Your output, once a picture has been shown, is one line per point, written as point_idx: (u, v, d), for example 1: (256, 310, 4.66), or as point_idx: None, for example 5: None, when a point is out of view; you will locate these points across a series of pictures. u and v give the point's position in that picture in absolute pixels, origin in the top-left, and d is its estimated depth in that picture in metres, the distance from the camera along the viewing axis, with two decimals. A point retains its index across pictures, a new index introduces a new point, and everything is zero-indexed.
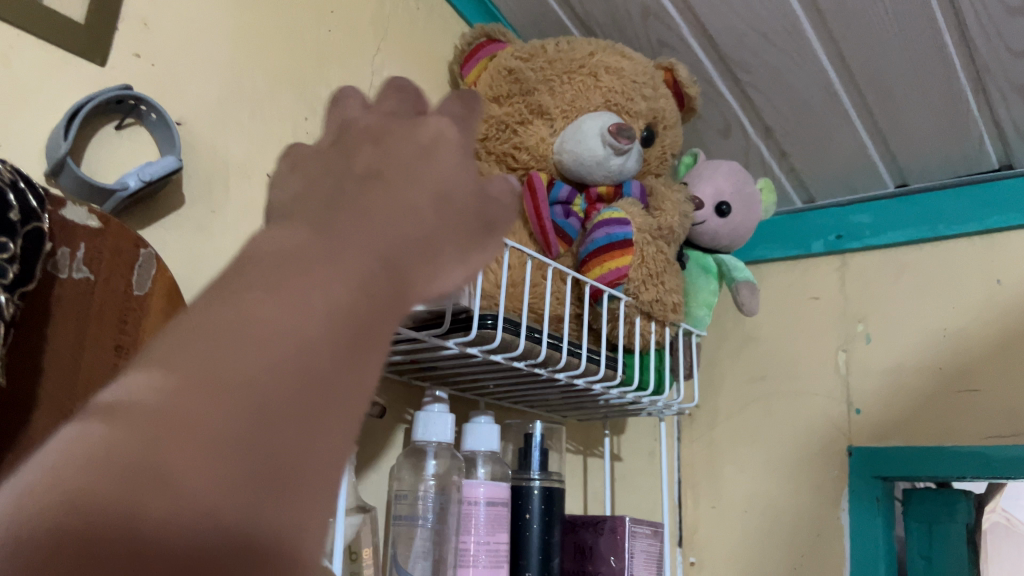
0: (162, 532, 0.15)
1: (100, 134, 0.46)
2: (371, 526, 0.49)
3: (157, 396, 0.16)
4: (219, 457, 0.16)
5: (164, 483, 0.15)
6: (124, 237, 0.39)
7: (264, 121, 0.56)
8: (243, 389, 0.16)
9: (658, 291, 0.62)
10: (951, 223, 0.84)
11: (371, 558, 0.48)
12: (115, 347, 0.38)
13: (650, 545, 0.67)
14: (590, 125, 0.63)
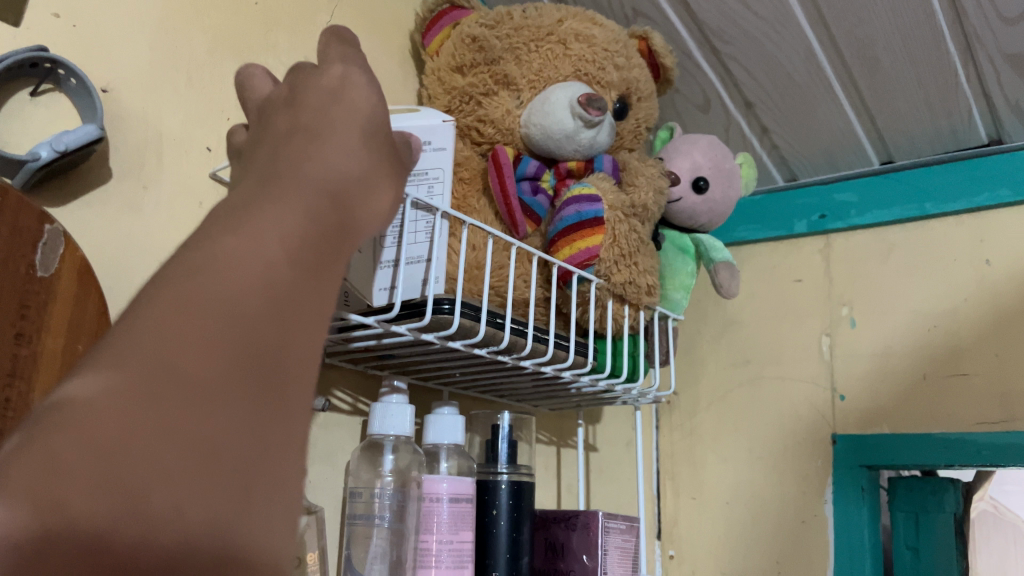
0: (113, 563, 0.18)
1: (11, 102, 0.42)
2: (315, 529, 0.45)
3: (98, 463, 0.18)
4: (178, 485, 0.19)
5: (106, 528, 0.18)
6: (26, 211, 0.35)
7: (204, 90, 0.52)
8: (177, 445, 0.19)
9: (632, 272, 0.59)
10: (939, 201, 0.80)
11: (318, 564, 0.44)
12: (15, 336, 0.34)
13: (625, 540, 0.64)
14: (559, 96, 0.59)
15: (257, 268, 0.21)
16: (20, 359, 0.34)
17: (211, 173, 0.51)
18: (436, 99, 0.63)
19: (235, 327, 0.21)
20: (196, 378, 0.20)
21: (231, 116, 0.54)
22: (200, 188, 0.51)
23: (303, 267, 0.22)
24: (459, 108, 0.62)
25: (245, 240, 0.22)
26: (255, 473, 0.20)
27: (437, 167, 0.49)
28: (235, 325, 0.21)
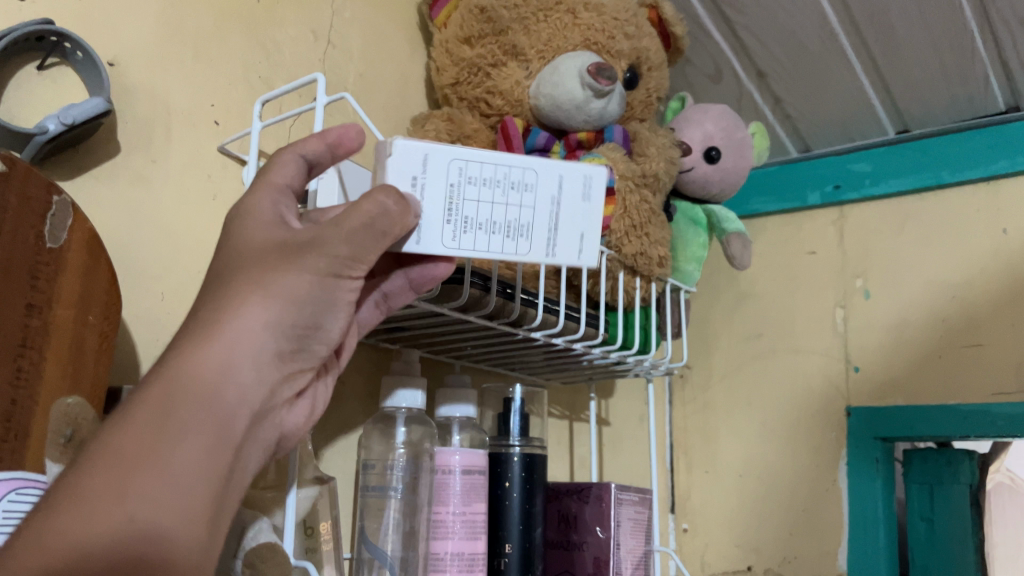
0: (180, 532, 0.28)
1: (17, 75, 0.42)
2: (329, 499, 0.45)
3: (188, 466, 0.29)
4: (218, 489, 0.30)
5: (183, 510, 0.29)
6: (33, 180, 0.35)
7: (210, 64, 0.52)
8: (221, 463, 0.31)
9: (643, 243, 0.58)
10: (956, 170, 0.79)
11: (330, 532, 0.45)
12: (26, 306, 0.34)
13: (637, 512, 0.64)
14: (569, 66, 0.58)
15: (224, 384, 0.31)
16: (31, 330, 0.34)
17: (221, 146, 0.51)
18: (444, 71, 0.62)
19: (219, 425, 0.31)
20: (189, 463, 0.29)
21: (238, 89, 0.54)
22: (208, 161, 0.51)
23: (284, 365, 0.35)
24: (468, 80, 0.61)
25: (220, 353, 0.31)
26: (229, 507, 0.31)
27: (579, 228, 0.41)
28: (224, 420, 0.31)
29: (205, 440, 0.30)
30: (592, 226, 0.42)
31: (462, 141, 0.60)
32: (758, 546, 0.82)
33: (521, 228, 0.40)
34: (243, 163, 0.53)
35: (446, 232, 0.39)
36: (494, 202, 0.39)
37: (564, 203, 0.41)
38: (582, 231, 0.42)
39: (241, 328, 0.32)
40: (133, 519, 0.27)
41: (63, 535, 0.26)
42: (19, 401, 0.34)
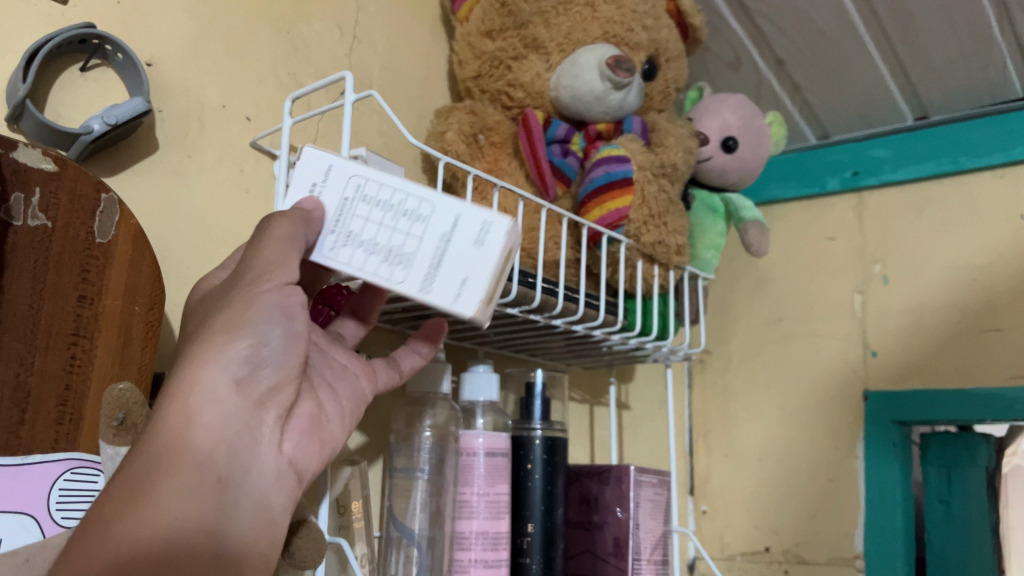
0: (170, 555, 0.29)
1: (62, 77, 0.44)
2: (360, 479, 0.48)
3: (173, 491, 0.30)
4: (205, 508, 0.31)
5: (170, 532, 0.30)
6: (82, 179, 0.37)
7: (242, 61, 0.54)
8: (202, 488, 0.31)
9: (661, 232, 0.60)
10: (975, 155, 0.79)
11: (361, 509, 0.47)
12: (78, 297, 0.37)
13: (656, 494, 0.65)
14: (588, 58, 0.60)
15: (192, 430, 0.31)
16: (83, 319, 0.37)
17: (252, 141, 0.53)
18: (466, 64, 0.64)
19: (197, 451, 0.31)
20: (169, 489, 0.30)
21: (268, 86, 0.55)
22: (241, 156, 0.53)
23: (257, 389, 0.34)
24: (489, 73, 0.62)
25: (183, 408, 0.32)
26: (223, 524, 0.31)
27: (460, 272, 0.37)
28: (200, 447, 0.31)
29: (174, 484, 0.30)
30: (480, 277, 0.37)
31: (484, 133, 0.61)
32: (777, 528, 0.84)
33: (402, 256, 0.37)
34: (274, 157, 0.55)
35: (327, 242, 0.38)
36: (381, 224, 0.38)
37: (451, 244, 0.37)
38: (466, 280, 0.37)
39: (208, 373, 0.32)
40: (122, 565, 0.28)
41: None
42: (72, 386, 0.36)
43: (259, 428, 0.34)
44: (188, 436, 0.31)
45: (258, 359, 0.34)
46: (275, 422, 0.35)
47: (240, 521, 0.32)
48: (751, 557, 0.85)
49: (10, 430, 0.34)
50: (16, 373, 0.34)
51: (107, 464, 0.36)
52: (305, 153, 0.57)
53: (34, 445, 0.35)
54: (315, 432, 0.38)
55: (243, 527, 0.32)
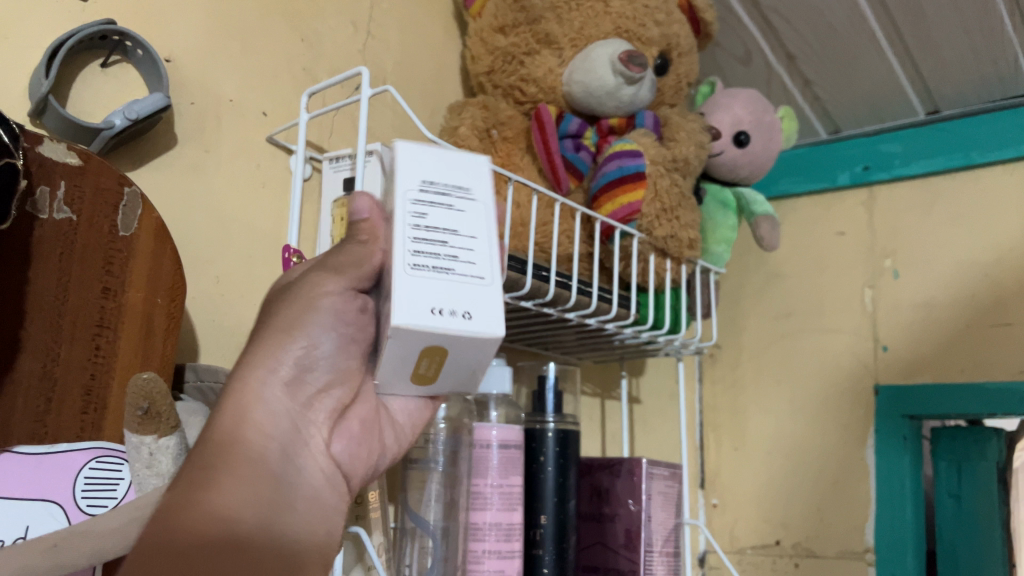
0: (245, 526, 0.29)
1: (83, 72, 0.44)
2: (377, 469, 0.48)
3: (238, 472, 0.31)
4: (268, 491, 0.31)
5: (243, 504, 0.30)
6: (106, 173, 0.38)
7: (258, 57, 0.54)
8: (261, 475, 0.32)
9: (673, 227, 0.60)
10: (985, 150, 0.79)
11: (378, 499, 0.48)
12: (102, 289, 0.37)
13: (668, 487, 0.66)
14: (600, 53, 0.60)
15: (248, 427, 0.32)
16: (106, 311, 0.37)
17: (268, 137, 0.54)
18: (478, 60, 0.64)
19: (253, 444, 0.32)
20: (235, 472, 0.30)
21: (284, 82, 0.56)
22: (257, 151, 0.53)
23: (304, 393, 0.35)
24: (502, 68, 0.63)
25: (237, 410, 0.32)
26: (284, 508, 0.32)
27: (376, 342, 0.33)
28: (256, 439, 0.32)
29: (240, 472, 0.31)
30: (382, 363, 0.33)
31: (497, 128, 0.62)
32: (786, 521, 0.84)
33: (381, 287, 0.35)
34: (290, 152, 0.56)
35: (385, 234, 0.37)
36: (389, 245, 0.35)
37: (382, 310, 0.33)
38: (380, 360, 0.33)
39: (259, 375, 0.33)
40: (201, 537, 0.28)
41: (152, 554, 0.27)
42: (96, 377, 0.37)
43: (305, 430, 0.35)
44: (246, 434, 0.32)
45: (308, 362, 0.35)
46: (322, 422, 0.37)
47: (299, 511, 0.33)
48: (761, 550, 0.85)
49: (37, 419, 0.35)
50: (43, 364, 0.35)
51: (132, 452, 0.35)
52: (320, 148, 0.57)
53: (59, 434, 0.35)
54: (364, 441, 0.39)
55: (300, 521, 0.33)
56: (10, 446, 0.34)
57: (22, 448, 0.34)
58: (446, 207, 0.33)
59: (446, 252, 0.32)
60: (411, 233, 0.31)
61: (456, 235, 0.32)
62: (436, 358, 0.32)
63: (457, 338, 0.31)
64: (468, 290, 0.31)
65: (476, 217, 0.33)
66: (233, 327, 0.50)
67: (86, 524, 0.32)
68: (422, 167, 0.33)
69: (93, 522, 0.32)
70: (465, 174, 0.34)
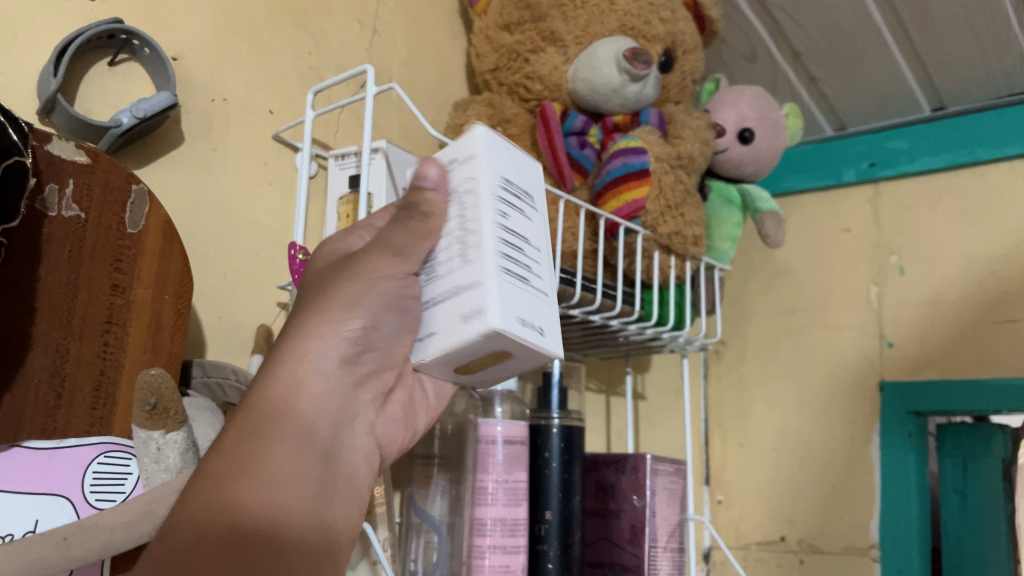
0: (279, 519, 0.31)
1: (91, 71, 0.45)
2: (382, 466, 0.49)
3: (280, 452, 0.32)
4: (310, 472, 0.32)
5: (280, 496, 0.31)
6: (114, 171, 0.38)
7: (265, 56, 0.55)
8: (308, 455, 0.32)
9: (678, 223, 0.60)
10: (992, 147, 0.79)
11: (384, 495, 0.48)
12: (110, 286, 0.38)
13: (673, 482, 0.66)
14: (605, 51, 0.60)
15: (301, 398, 0.32)
16: (115, 308, 0.38)
17: (275, 134, 0.54)
18: (484, 57, 0.65)
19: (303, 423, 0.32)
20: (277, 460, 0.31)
21: (290, 80, 0.56)
22: (263, 149, 0.54)
23: (357, 372, 0.35)
24: (507, 66, 0.63)
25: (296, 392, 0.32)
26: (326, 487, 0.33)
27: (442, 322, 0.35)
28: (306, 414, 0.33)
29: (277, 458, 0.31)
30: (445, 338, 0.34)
31: (502, 125, 0.62)
32: (791, 517, 0.84)
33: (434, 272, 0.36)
34: (296, 150, 0.56)
35: None
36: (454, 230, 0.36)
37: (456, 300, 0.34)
38: (438, 351, 0.34)
39: (316, 347, 0.33)
40: (225, 531, 0.29)
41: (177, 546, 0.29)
42: (106, 372, 0.37)
43: (352, 412, 0.35)
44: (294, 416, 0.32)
45: (368, 341, 0.35)
46: (369, 405, 0.36)
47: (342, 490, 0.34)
48: (766, 547, 0.85)
49: (47, 415, 0.35)
50: (53, 360, 0.35)
51: (141, 447, 0.36)
52: (326, 146, 0.57)
53: (69, 429, 0.36)
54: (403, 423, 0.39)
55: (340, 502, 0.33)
56: (20, 440, 0.34)
57: (30, 442, 0.34)
58: (518, 210, 0.37)
59: (523, 260, 0.35)
60: (498, 237, 0.34)
61: (528, 248, 0.36)
62: (495, 360, 0.35)
63: (532, 349, 0.34)
64: (541, 303, 0.35)
65: (535, 225, 0.38)
66: (240, 324, 0.51)
67: (96, 517, 0.32)
68: (500, 166, 0.37)
69: (103, 515, 0.32)
70: (528, 181, 0.38)
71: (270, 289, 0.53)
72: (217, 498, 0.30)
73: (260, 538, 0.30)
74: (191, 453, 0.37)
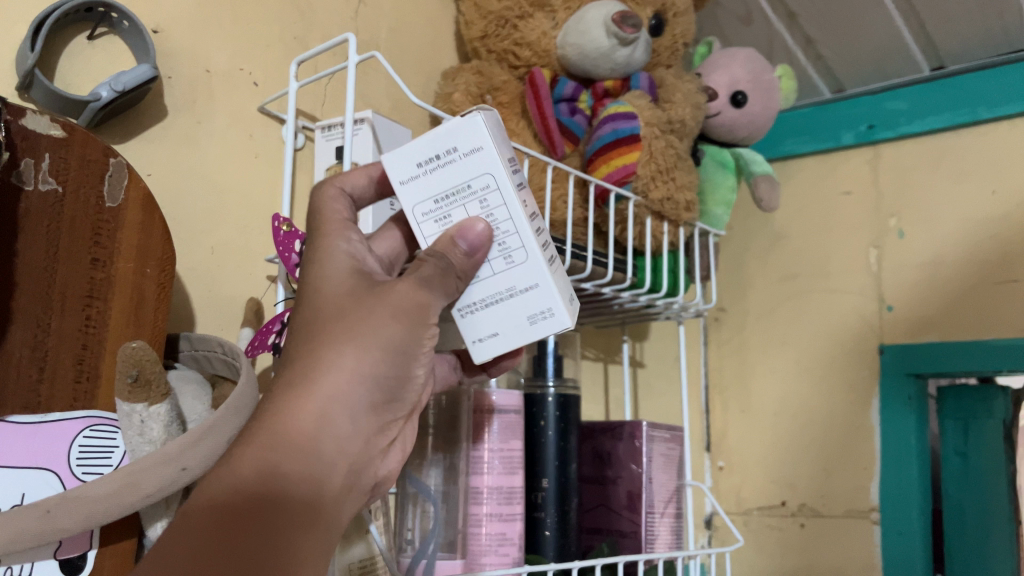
0: (300, 483, 0.30)
1: (70, 45, 0.45)
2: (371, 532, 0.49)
3: (289, 407, 0.31)
4: (306, 427, 0.31)
5: (289, 454, 0.30)
6: (91, 144, 0.38)
7: (248, 27, 0.54)
8: (311, 401, 0.31)
9: (669, 189, 0.59)
10: (990, 106, 0.78)
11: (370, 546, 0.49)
12: (91, 261, 0.38)
13: (669, 449, 0.66)
14: (594, 15, 0.59)
15: (316, 347, 0.32)
16: (96, 282, 0.38)
17: (260, 107, 0.54)
18: (472, 24, 0.64)
19: (309, 371, 0.31)
20: (301, 405, 0.31)
21: (275, 50, 0.56)
22: (249, 121, 0.53)
23: (382, 417, 0.33)
24: (496, 32, 0.62)
25: (318, 409, 0.31)
26: (313, 449, 0.31)
27: (497, 324, 0.36)
28: (320, 368, 0.31)
29: (301, 437, 0.30)
30: (514, 345, 0.36)
31: (491, 93, 0.61)
32: (793, 482, 0.84)
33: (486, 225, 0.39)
34: (282, 122, 0.56)
35: None
36: None
37: (510, 298, 0.36)
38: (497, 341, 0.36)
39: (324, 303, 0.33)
40: (231, 496, 0.29)
41: (196, 518, 0.28)
42: (88, 347, 0.38)
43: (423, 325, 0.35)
44: (326, 422, 0.31)
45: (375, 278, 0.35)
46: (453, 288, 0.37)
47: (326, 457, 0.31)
48: (767, 512, 0.86)
49: (30, 389, 0.35)
50: (35, 334, 0.36)
51: (124, 420, 0.36)
52: (313, 118, 0.57)
53: (53, 404, 0.36)
54: None
55: (328, 461, 0.31)
56: (3, 416, 0.35)
57: (14, 417, 0.35)
58: (526, 186, 0.37)
59: (548, 239, 0.37)
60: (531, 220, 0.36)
61: (542, 218, 0.37)
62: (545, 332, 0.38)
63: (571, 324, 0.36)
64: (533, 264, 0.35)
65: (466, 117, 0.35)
66: (230, 298, 0.51)
67: (78, 489, 0.32)
68: (506, 146, 0.36)
69: (85, 487, 0.32)
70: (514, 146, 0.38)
71: (260, 263, 0.53)
72: (217, 485, 0.29)
73: (274, 503, 0.29)
74: (175, 425, 0.37)
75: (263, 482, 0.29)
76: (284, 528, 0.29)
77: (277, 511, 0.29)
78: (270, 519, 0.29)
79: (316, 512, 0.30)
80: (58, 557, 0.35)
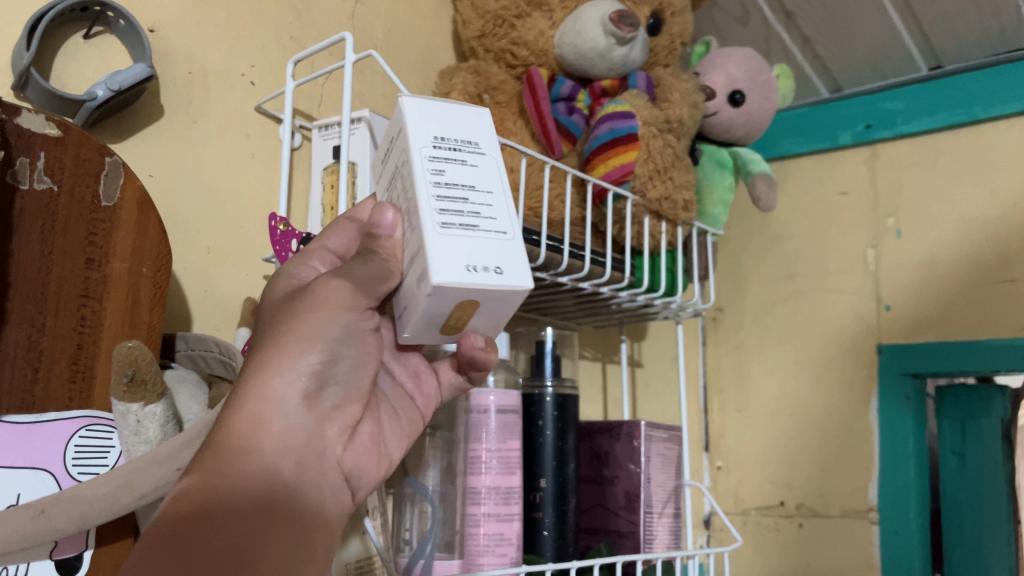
0: (251, 489, 0.30)
1: (66, 44, 0.44)
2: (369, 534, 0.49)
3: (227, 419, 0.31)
4: (246, 432, 0.31)
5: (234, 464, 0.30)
6: (86, 143, 0.38)
7: (244, 27, 0.54)
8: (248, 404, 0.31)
9: (667, 187, 0.59)
10: (988, 105, 0.78)
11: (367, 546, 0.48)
12: (86, 260, 0.38)
13: (667, 448, 0.66)
14: (591, 15, 0.59)
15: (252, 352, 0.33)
16: (91, 281, 0.38)
17: (256, 106, 0.54)
18: (470, 24, 0.64)
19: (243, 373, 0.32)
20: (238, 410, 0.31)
21: (272, 50, 0.56)
22: (245, 121, 0.53)
23: (319, 407, 0.34)
24: (493, 32, 0.62)
25: (251, 410, 0.31)
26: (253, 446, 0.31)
27: (405, 299, 0.33)
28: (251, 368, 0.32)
29: (238, 437, 0.31)
30: (410, 316, 0.33)
31: (489, 92, 0.61)
32: (791, 482, 0.84)
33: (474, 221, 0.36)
34: (279, 122, 0.56)
35: None
36: None
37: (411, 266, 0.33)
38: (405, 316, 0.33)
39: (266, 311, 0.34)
40: (184, 512, 0.28)
41: (153, 539, 0.28)
42: (84, 347, 0.37)
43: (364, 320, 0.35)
44: (261, 422, 0.31)
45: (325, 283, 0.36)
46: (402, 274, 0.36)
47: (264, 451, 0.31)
48: (765, 512, 0.86)
49: (25, 389, 0.35)
50: (30, 334, 0.35)
51: (120, 419, 0.36)
52: (310, 117, 0.57)
53: (49, 405, 0.36)
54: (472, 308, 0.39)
55: (264, 452, 0.31)
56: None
57: (8, 417, 0.35)
58: (460, 162, 0.33)
59: (467, 209, 0.32)
60: (433, 185, 0.32)
61: (475, 191, 0.33)
62: (467, 309, 0.32)
63: (491, 294, 0.31)
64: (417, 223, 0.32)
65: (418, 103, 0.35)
66: (226, 298, 0.51)
67: (73, 489, 0.32)
68: (431, 126, 0.33)
69: (80, 487, 0.32)
70: (473, 130, 0.34)
71: (256, 262, 0.53)
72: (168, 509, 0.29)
73: (229, 511, 0.29)
74: (171, 424, 0.37)
75: (214, 493, 0.29)
76: (242, 532, 0.29)
77: (232, 516, 0.29)
78: (229, 526, 0.29)
79: (273, 515, 0.30)
80: (54, 557, 0.35)
